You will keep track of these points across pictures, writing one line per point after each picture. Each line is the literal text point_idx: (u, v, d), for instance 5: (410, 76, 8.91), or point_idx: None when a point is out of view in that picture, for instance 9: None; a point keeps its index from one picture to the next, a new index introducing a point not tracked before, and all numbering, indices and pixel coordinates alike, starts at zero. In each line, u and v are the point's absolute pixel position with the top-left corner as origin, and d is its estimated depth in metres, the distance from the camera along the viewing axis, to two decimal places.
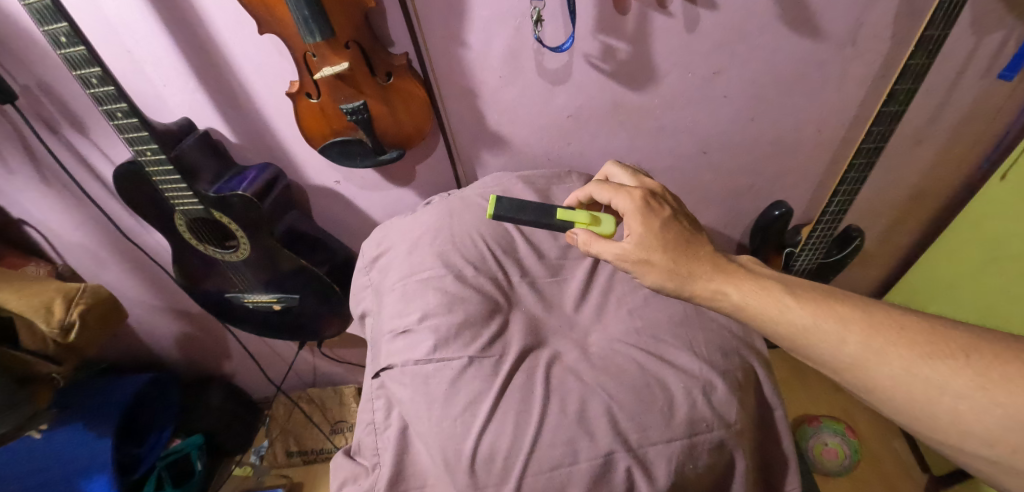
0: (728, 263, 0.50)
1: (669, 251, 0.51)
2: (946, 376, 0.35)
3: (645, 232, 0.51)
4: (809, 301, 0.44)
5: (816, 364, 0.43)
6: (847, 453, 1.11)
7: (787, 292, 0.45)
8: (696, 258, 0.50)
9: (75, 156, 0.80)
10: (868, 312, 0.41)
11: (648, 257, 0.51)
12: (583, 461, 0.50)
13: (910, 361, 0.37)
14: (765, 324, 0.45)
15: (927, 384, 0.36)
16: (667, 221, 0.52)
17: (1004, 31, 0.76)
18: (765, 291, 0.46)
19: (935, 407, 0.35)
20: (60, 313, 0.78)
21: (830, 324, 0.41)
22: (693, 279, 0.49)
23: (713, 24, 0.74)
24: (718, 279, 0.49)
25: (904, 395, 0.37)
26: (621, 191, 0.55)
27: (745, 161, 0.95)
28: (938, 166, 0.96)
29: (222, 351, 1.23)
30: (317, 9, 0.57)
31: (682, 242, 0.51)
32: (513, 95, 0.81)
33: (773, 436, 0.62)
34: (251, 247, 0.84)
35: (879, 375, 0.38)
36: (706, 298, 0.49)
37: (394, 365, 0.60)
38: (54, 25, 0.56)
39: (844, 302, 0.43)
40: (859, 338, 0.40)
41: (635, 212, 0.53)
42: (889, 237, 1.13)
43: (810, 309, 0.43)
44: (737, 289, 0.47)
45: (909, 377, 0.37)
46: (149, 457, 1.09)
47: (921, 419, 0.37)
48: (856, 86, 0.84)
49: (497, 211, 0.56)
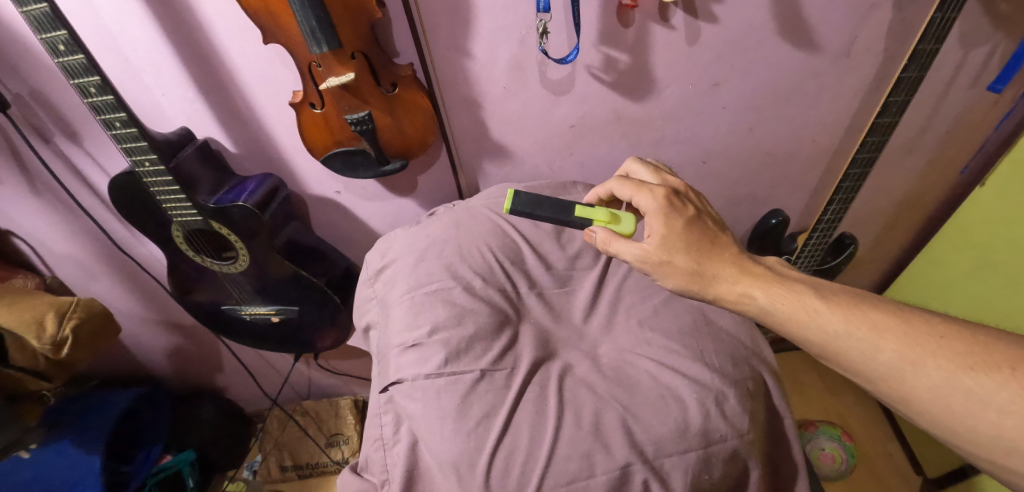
0: (754, 265, 0.51)
1: (692, 253, 0.51)
2: (990, 389, 0.36)
3: (668, 233, 0.52)
4: (840, 305, 0.44)
5: (848, 372, 0.44)
6: (843, 457, 1.12)
7: (818, 297, 0.46)
8: (720, 259, 0.51)
9: (68, 166, 0.78)
10: (905, 320, 0.42)
11: (671, 259, 0.52)
12: (600, 473, 0.50)
13: (951, 372, 0.38)
14: (793, 328, 0.45)
15: (970, 397, 0.36)
16: (691, 221, 0.53)
17: (990, 45, 0.78)
18: (794, 295, 0.46)
19: (978, 422, 0.36)
20: (52, 329, 0.75)
21: (864, 331, 0.42)
22: (717, 281, 0.50)
23: (713, 37, 0.75)
24: (743, 282, 0.49)
25: (943, 408, 0.37)
26: (643, 189, 0.56)
27: (744, 170, 0.97)
28: (926, 175, 0.99)
29: (214, 364, 1.20)
30: (324, 19, 0.56)
31: (706, 243, 0.52)
32: (516, 106, 0.81)
33: (782, 444, 0.63)
34: (250, 259, 0.83)
35: (916, 386, 0.39)
36: (731, 301, 0.50)
37: (405, 380, 0.59)
38: (53, 33, 0.55)
39: (877, 308, 0.43)
40: (895, 347, 0.40)
41: (657, 211, 0.53)
42: (879, 244, 1.15)
43: (841, 315, 0.43)
44: (764, 292, 0.48)
45: (950, 389, 0.37)
46: (140, 473, 1.04)
47: (960, 433, 0.37)
48: (849, 98, 0.86)
49: (513, 205, 0.57)
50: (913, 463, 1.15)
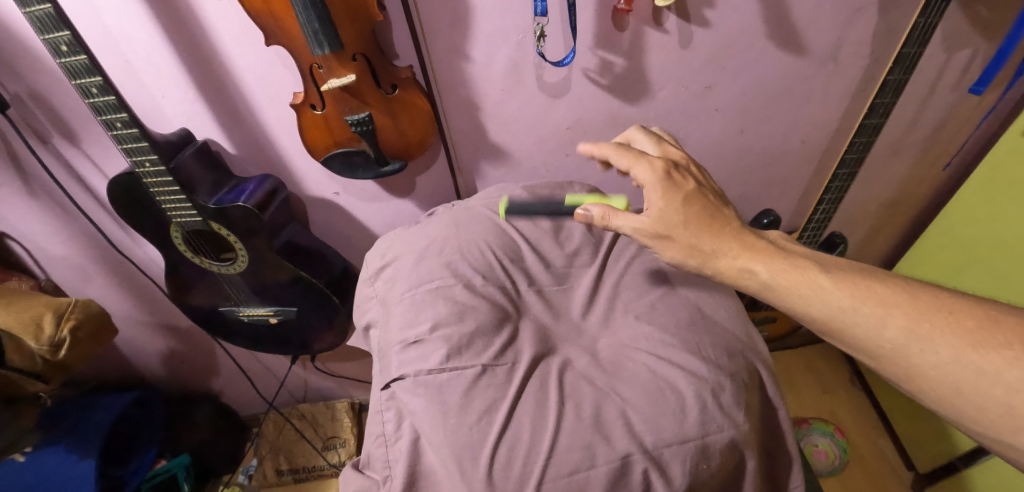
0: (755, 240, 0.52)
1: (690, 227, 0.53)
2: (1000, 367, 0.37)
3: (666, 207, 0.53)
4: (846, 282, 0.46)
5: (852, 348, 0.45)
6: (837, 453, 1.14)
7: (822, 272, 0.47)
8: (720, 234, 0.52)
9: (67, 168, 0.78)
10: (911, 295, 0.43)
11: (670, 233, 0.53)
12: (601, 464, 0.51)
13: (961, 349, 0.39)
14: (796, 304, 0.47)
15: (979, 375, 0.38)
16: (690, 194, 0.55)
17: (970, 49, 0.81)
18: (798, 272, 0.48)
19: (987, 400, 0.37)
20: (50, 330, 0.75)
21: (871, 307, 0.43)
22: (717, 256, 0.52)
23: (704, 41, 0.77)
24: (744, 257, 0.50)
25: (951, 386, 0.39)
26: (642, 161, 0.57)
27: (736, 171, 0.99)
28: (913, 173, 1.02)
29: (210, 367, 1.20)
30: (327, 22, 0.58)
31: (706, 218, 0.53)
32: (514, 107, 0.82)
33: (777, 437, 0.64)
34: (249, 260, 0.83)
35: (923, 363, 0.41)
36: (731, 276, 0.51)
37: (406, 376, 0.60)
38: (56, 33, 0.56)
39: (883, 284, 0.45)
40: (901, 323, 0.42)
41: (656, 184, 0.55)
42: (869, 242, 1.18)
43: (847, 291, 0.45)
44: (766, 267, 0.49)
45: (957, 367, 0.39)
46: (134, 479, 1.03)
47: (968, 411, 0.39)
48: (837, 99, 0.89)
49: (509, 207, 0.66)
50: (903, 459, 1.17)
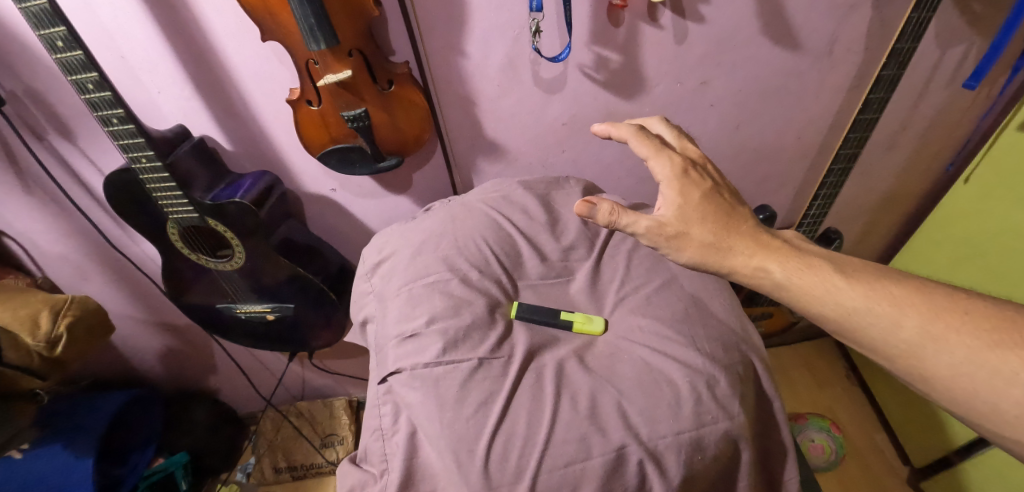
0: (770, 239, 0.52)
1: (706, 224, 0.53)
2: (1015, 367, 0.39)
3: (683, 203, 0.53)
4: (860, 282, 0.47)
5: (864, 347, 0.47)
6: (833, 448, 1.16)
7: (837, 273, 0.48)
8: (735, 233, 0.52)
9: (63, 164, 0.78)
10: (924, 296, 0.45)
11: (688, 230, 0.52)
12: (596, 456, 0.52)
13: (976, 349, 0.41)
14: (809, 303, 0.48)
15: (994, 374, 0.40)
16: (706, 192, 0.55)
17: (964, 44, 0.82)
18: (811, 271, 0.48)
19: (1001, 399, 0.39)
20: (46, 326, 0.76)
21: (886, 307, 0.45)
22: (732, 254, 0.51)
23: (700, 36, 0.78)
24: (758, 256, 0.51)
25: (965, 385, 0.41)
26: (661, 154, 0.57)
27: (731, 167, 1.00)
28: (908, 169, 1.02)
29: (208, 365, 1.20)
30: (322, 16, 0.58)
31: (721, 215, 0.53)
32: (510, 103, 0.82)
33: (772, 429, 0.64)
34: (246, 256, 0.84)
35: (938, 363, 0.42)
36: (745, 274, 0.51)
37: (403, 370, 0.60)
38: (51, 29, 0.56)
39: (897, 284, 0.46)
40: (916, 323, 0.43)
41: (672, 180, 0.55)
42: (864, 237, 1.19)
43: (861, 291, 0.46)
44: (780, 266, 0.49)
45: (973, 366, 0.41)
46: (132, 476, 1.04)
47: (981, 410, 0.40)
48: (831, 95, 0.89)
49: (517, 311, 0.66)
50: (900, 454, 1.18)
